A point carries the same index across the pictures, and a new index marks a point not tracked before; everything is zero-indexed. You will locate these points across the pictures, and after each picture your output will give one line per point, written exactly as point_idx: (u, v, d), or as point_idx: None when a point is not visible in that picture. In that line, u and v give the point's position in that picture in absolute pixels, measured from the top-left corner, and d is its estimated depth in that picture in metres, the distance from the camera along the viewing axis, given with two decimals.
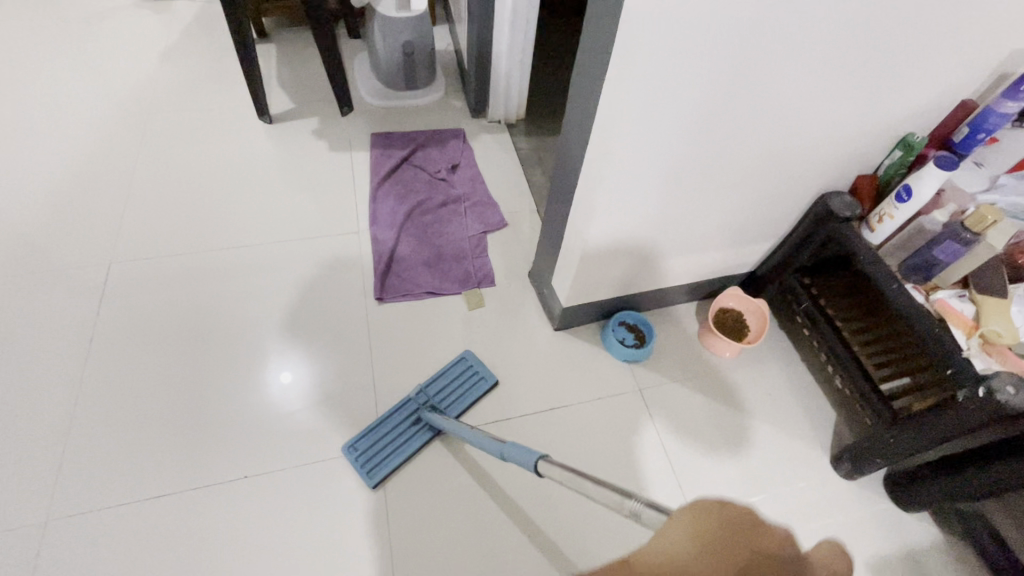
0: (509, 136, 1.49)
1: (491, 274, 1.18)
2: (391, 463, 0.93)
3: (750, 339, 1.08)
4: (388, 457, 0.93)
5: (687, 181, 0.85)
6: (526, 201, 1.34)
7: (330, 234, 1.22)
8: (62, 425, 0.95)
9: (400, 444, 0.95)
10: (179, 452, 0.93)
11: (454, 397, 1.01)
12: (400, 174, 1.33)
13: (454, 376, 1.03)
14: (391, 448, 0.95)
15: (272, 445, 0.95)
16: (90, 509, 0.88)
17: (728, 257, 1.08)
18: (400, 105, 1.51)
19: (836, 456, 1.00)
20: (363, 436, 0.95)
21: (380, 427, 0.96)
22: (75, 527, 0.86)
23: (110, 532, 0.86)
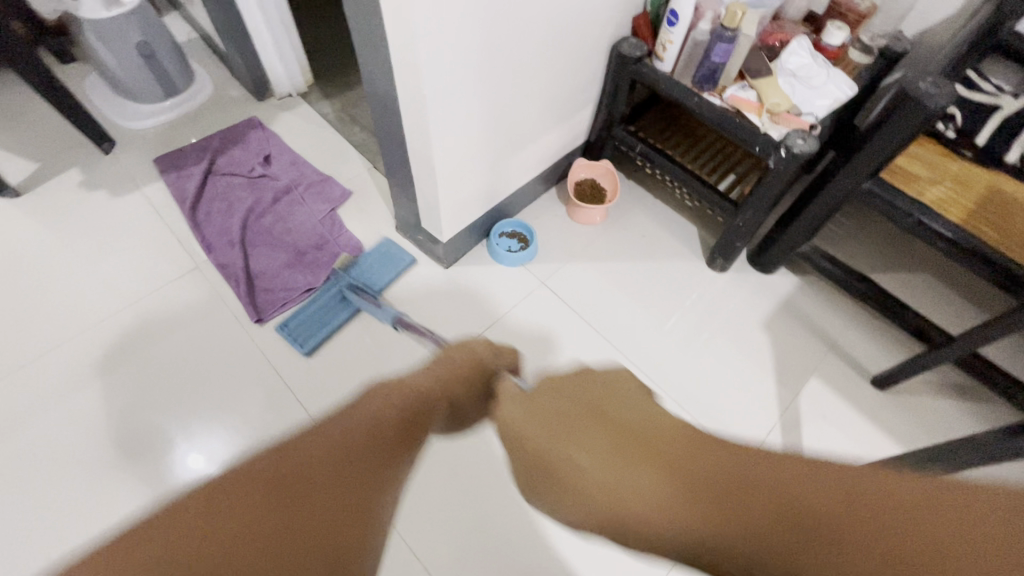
0: (309, 106, 1.37)
1: (360, 248, 1.13)
2: (324, 333, 1.01)
3: (609, 198, 1.19)
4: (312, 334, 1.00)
5: (502, 77, 0.87)
6: (360, 164, 1.27)
7: (172, 282, 1.07)
8: None
9: (325, 318, 1.02)
10: None
11: (377, 271, 1.09)
12: (214, 189, 1.18)
13: (373, 257, 1.11)
14: (318, 322, 1.02)
15: None
16: None
17: (563, 134, 1.15)
18: (172, 120, 1.31)
19: (708, 257, 1.17)
20: (293, 316, 1.02)
21: (303, 312, 1.03)
22: None
23: None
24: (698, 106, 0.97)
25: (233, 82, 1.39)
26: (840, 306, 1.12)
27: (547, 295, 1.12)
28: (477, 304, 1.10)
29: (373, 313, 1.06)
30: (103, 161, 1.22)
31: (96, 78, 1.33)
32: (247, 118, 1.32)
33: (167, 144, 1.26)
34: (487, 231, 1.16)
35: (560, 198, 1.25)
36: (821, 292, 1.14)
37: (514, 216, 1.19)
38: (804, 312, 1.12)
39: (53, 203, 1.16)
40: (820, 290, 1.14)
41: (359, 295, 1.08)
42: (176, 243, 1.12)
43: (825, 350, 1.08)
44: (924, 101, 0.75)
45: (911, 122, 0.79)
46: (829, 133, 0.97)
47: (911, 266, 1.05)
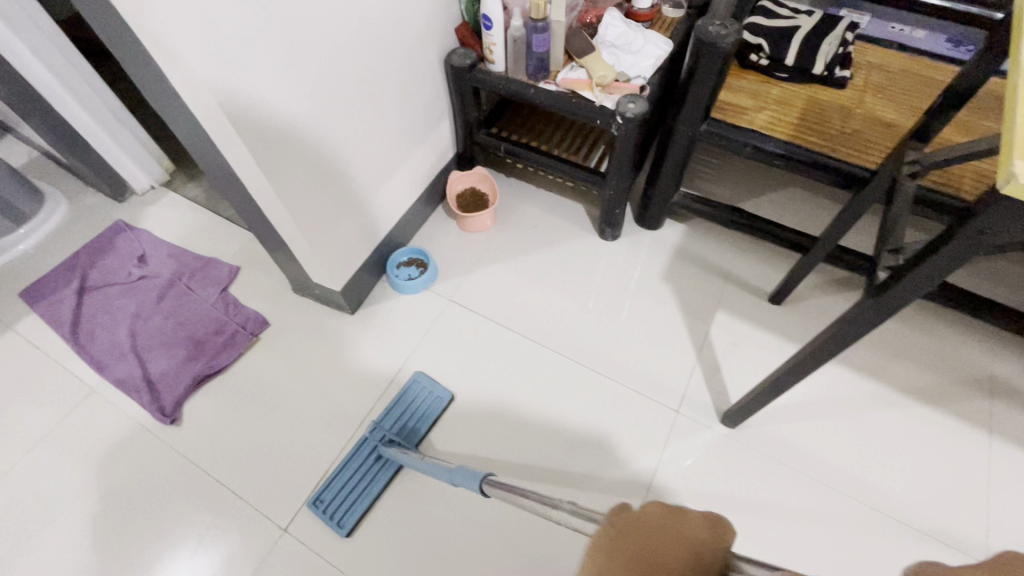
0: (176, 193, 1.33)
1: (260, 318, 1.11)
2: (359, 507, 0.90)
3: (492, 201, 1.22)
4: (350, 513, 0.90)
5: (340, 120, 0.89)
6: (240, 236, 1.25)
7: (69, 414, 1.01)
8: None
9: (362, 489, 0.92)
10: None
11: (416, 417, 0.99)
12: (92, 305, 1.13)
13: (411, 403, 1.01)
14: (353, 492, 0.92)
15: None
16: None
17: (428, 154, 1.17)
18: (29, 246, 1.24)
19: (599, 230, 1.22)
20: (323, 488, 0.92)
21: (336, 480, 0.93)
22: None
23: None
24: (537, 96, 1.01)
25: (88, 191, 1.33)
26: (727, 241, 1.19)
27: (459, 310, 1.13)
28: (392, 340, 1.09)
29: (288, 381, 1.04)
30: None
31: None
32: (112, 224, 1.27)
33: (31, 273, 1.19)
34: (384, 267, 1.16)
35: (447, 213, 1.27)
36: (707, 231, 1.21)
37: (408, 244, 1.20)
38: (698, 255, 1.18)
39: None
40: (706, 230, 1.22)
41: (271, 366, 1.06)
42: (64, 372, 1.06)
43: (724, 282, 1.14)
44: (716, 42, 0.83)
45: (713, 63, 0.86)
46: (660, 90, 1.03)
47: (772, 189, 1.14)
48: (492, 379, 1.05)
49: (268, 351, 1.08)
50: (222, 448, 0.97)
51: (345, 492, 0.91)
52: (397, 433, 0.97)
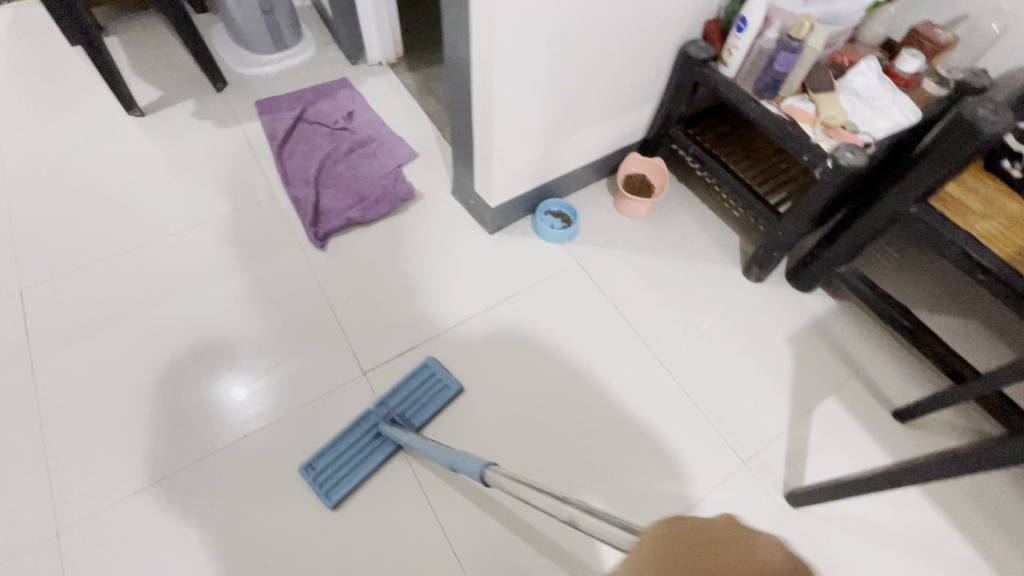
0: (395, 76, 1.50)
1: (415, 200, 1.23)
2: (348, 482, 0.90)
3: (658, 195, 1.23)
4: (334, 488, 0.90)
5: (570, 61, 0.94)
6: (429, 131, 1.38)
7: (251, 206, 1.21)
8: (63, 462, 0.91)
9: (357, 462, 0.92)
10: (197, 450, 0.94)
11: (418, 404, 0.98)
12: (301, 133, 1.32)
13: (417, 382, 1.00)
14: (348, 465, 0.92)
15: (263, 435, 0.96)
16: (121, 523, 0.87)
17: (620, 126, 1.21)
18: (273, 68, 1.47)
19: (745, 265, 1.19)
20: (320, 454, 0.92)
21: (333, 447, 0.93)
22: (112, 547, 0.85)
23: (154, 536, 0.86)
24: (755, 111, 1.00)
25: (333, 46, 1.54)
26: (873, 336, 1.11)
27: (580, 274, 1.17)
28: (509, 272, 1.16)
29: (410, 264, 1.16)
30: (214, 97, 1.39)
31: (219, 25, 1.52)
32: (339, 79, 1.46)
33: (270, 92, 1.42)
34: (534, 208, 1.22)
35: (609, 188, 1.30)
36: (856, 317, 1.13)
37: (564, 198, 1.25)
38: (834, 334, 1.11)
39: (166, 123, 1.34)
40: (854, 316, 1.14)
41: (407, 243, 1.18)
42: (261, 174, 1.26)
43: (849, 373, 1.07)
44: (979, 125, 0.76)
45: (965, 145, 0.79)
46: (887, 154, 0.97)
47: (952, 308, 1.03)
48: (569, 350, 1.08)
49: (407, 232, 1.20)
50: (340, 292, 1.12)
51: (336, 463, 0.92)
52: (400, 415, 0.97)
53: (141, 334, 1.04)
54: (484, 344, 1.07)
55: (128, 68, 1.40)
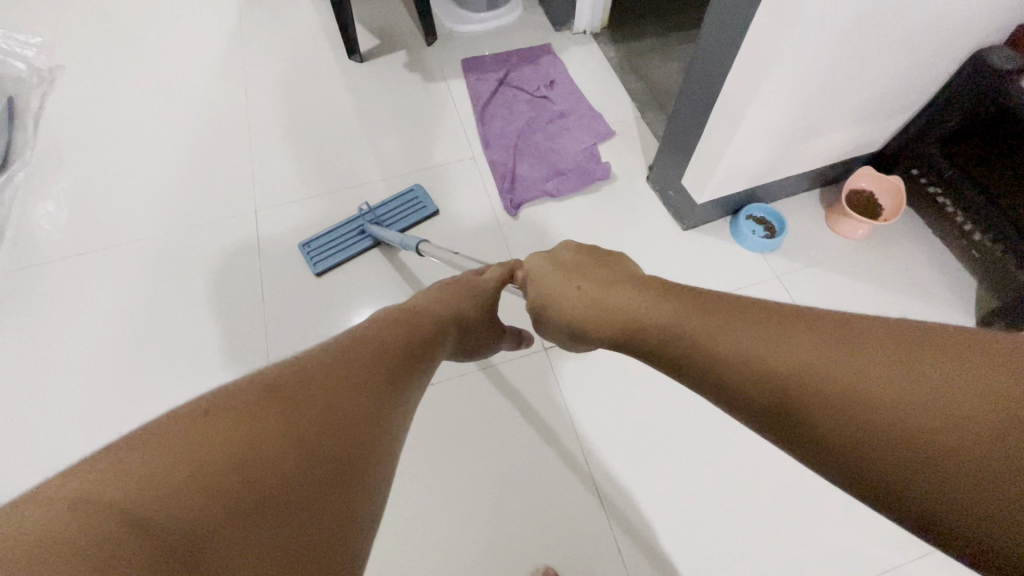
0: (597, 48, 1.44)
1: (608, 181, 1.20)
2: (337, 258, 1.12)
3: (887, 219, 1.08)
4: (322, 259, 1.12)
5: (850, 60, 0.82)
6: (628, 110, 1.32)
7: (450, 163, 1.25)
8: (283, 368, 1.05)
9: (345, 245, 1.13)
10: None
11: (397, 216, 1.15)
12: (501, 97, 1.33)
13: (401, 201, 1.17)
14: (337, 246, 1.14)
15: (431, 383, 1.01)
16: None
17: (863, 136, 1.06)
18: (481, 27, 1.48)
19: (984, 318, 1.02)
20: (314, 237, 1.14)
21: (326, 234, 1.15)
22: None
23: None
24: None
25: (539, 10, 1.51)
26: None
27: (778, 291, 1.08)
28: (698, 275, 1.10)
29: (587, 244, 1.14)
30: (424, 51, 1.43)
31: None
32: (542, 45, 1.43)
33: (475, 51, 1.44)
34: (737, 209, 1.13)
35: (824, 201, 1.16)
36: None
37: (772, 203, 1.15)
38: None
39: (380, 72, 1.41)
40: None
41: (597, 225, 1.15)
42: (462, 133, 1.29)
43: None
44: None
45: None
46: None
47: None
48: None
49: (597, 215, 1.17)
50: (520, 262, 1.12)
51: (329, 243, 1.14)
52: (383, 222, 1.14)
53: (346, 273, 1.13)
54: None
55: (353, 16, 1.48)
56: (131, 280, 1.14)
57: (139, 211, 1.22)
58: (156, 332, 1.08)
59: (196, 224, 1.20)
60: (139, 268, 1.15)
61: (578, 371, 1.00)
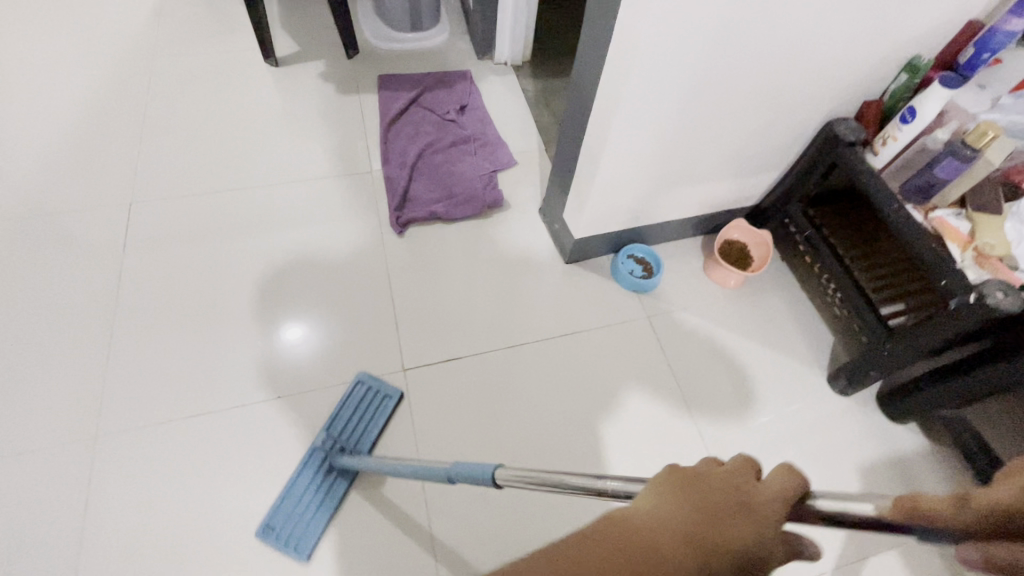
0: (515, 80, 1.48)
1: (500, 208, 1.21)
2: (313, 532, 0.86)
3: (752, 272, 1.12)
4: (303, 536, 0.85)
5: (704, 114, 0.87)
6: (534, 142, 1.35)
7: (347, 175, 1.24)
8: (122, 370, 0.98)
9: (309, 515, 0.86)
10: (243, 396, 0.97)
11: (358, 431, 0.94)
12: (411, 116, 1.34)
13: (355, 401, 0.96)
14: (301, 517, 0.87)
15: (289, 400, 0.97)
16: (146, 445, 0.92)
17: (736, 189, 1.10)
18: (403, 46, 1.50)
19: (833, 373, 1.06)
20: (273, 512, 0.87)
21: (280, 504, 0.88)
22: (133, 465, 0.90)
23: (173, 468, 0.90)
24: (897, 216, 0.87)
25: (464, 37, 1.55)
26: (963, 496, 0.97)
27: (647, 331, 1.10)
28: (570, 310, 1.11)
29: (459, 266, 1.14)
30: (342, 63, 1.43)
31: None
32: (460, 71, 1.46)
33: (394, 69, 1.45)
34: (619, 248, 1.16)
35: (704, 247, 1.20)
36: (943, 467, 0.99)
37: (653, 245, 1.18)
38: (914, 480, 0.98)
39: (294, 78, 1.40)
40: (940, 462, 1.01)
41: (482, 251, 1.16)
42: (365, 147, 1.29)
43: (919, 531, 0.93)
44: None
45: None
46: None
47: None
48: (592, 385, 1.03)
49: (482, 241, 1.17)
50: (393, 280, 1.11)
51: (293, 516, 0.86)
52: (348, 445, 0.92)
53: (211, 276, 1.08)
54: (531, 377, 1.03)
55: (275, 22, 1.47)
56: None
57: (1, 189, 1.14)
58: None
59: (62, 210, 1.13)
60: None
61: (444, 366, 1.03)
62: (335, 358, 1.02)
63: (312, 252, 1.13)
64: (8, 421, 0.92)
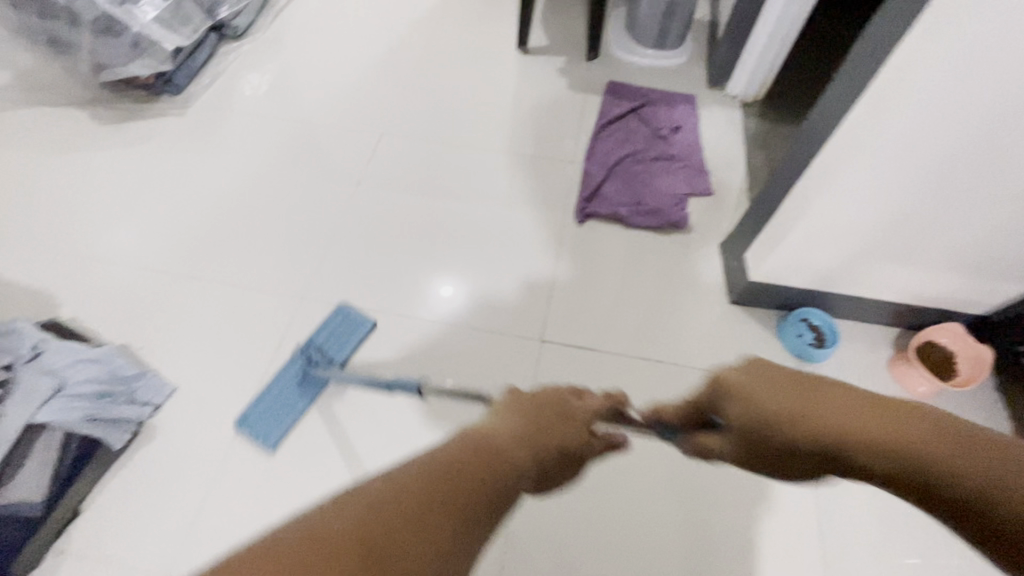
0: (740, 114, 1.46)
1: (682, 228, 1.21)
2: (285, 426, 0.96)
3: (948, 386, 0.98)
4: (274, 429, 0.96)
5: (954, 187, 0.78)
6: (738, 178, 1.32)
7: (551, 159, 1.35)
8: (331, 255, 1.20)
9: (281, 412, 0.97)
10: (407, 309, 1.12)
11: (339, 342, 1.06)
12: (626, 122, 1.40)
13: (332, 326, 1.07)
14: (273, 414, 0.97)
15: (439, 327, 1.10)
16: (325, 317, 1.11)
17: (960, 287, 0.95)
18: (639, 59, 1.57)
19: None
20: (249, 410, 0.97)
21: (258, 401, 0.98)
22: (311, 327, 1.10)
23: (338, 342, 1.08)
24: None
25: (702, 64, 1.57)
26: None
27: None
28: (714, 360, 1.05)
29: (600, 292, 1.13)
30: (580, 63, 1.56)
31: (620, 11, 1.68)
32: (687, 94, 1.48)
33: (624, 78, 1.53)
34: (794, 306, 1.08)
35: (897, 340, 1.06)
36: None
37: (834, 317, 1.07)
38: None
39: (535, 67, 1.56)
40: None
41: (650, 262, 1.17)
42: (575, 140, 1.39)
43: None
44: None
45: None
46: None
47: None
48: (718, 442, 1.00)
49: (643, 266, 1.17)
50: (553, 263, 1.18)
51: (267, 409, 0.97)
52: (321, 352, 1.03)
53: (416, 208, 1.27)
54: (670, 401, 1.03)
55: (537, 17, 1.66)
56: (270, 147, 1.39)
57: (305, 102, 1.49)
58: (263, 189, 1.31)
59: (336, 127, 1.43)
60: (281, 141, 1.41)
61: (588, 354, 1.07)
62: (486, 307, 1.12)
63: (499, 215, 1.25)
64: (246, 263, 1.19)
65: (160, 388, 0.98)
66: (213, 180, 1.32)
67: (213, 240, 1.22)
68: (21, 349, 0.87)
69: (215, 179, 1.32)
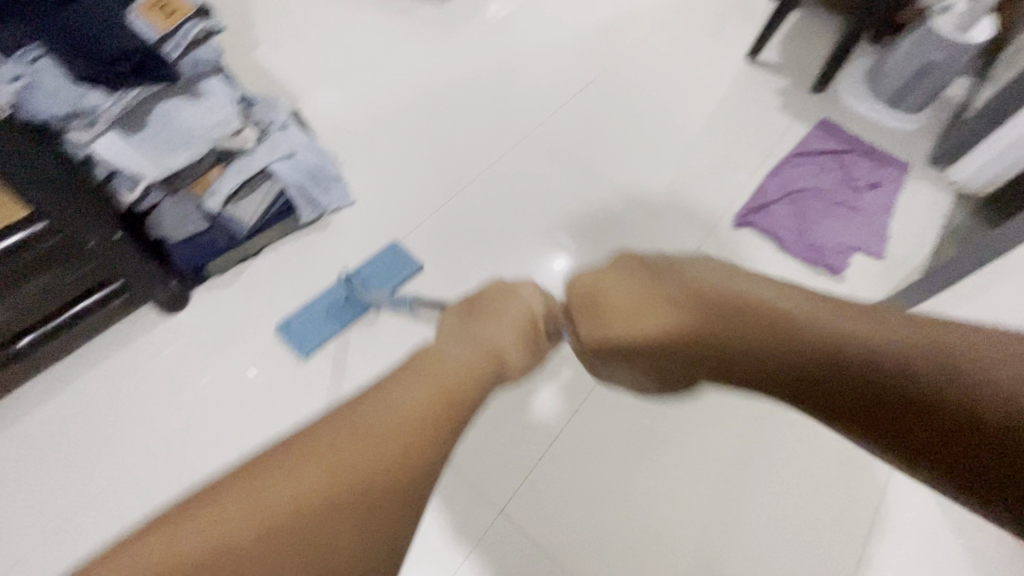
0: (948, 202, 1.36)
1: (832, 274, 1.19)
2: (319, 340, 1.02)
3: None
4: (310, 340, 1.02)
5: None
6: (915, 257, 1.25)
7: (733, 163, 1.37)
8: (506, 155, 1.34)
9: (327, 327, 1.03)
10: (548, 226, 1.23)
11: (380, 274, 1.12)
12: (823, 160, 1.37)
13: (380, 260, 1.13)
14: (317, 328, 1.03)
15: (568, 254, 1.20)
16: (482, 202, 1.25)
17: None
18: (864, 109, 1.51)
19: None
20: (294, 314, 1.04)
21: (304, 310, 1.05)
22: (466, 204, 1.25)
23: (482, 226, 1.22)
24: None
25: (932, 139, 1.46)
26: None
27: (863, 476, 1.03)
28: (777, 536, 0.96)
29: (701, 414, 1.06)
30: (801, 91, 1.53)
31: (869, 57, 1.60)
32: (901, 159, 1.40)
33: (841, 121, 1.48)
34: None
35: None
36: None
37: None
38: None
39: (756, 78, 1.56)
40: None
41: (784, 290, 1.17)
42: (765, 155, 1.39)
43: None
44: None
45: None
46: None
47: None
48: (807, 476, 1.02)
49: None
50: None
51: (309, 324, 1.03)
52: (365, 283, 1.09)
53: (591, 151, 1.37)
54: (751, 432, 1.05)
55: (780, 32, 1.64)
56: (494, 53, 1.55)
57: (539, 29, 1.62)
58: (476, 84, 1.47)
59: (555, 59, 1.56)
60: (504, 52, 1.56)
61: None
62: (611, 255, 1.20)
63: (662, 191, 1.31)
64: (438, 133, 1.36)
65: (345, 197, 1.17)
66: (438, 60, 1.51)
67: (421, 106, 1.41)
68: (274, 116, 1.04)
69: (442, 60, 1.51)
